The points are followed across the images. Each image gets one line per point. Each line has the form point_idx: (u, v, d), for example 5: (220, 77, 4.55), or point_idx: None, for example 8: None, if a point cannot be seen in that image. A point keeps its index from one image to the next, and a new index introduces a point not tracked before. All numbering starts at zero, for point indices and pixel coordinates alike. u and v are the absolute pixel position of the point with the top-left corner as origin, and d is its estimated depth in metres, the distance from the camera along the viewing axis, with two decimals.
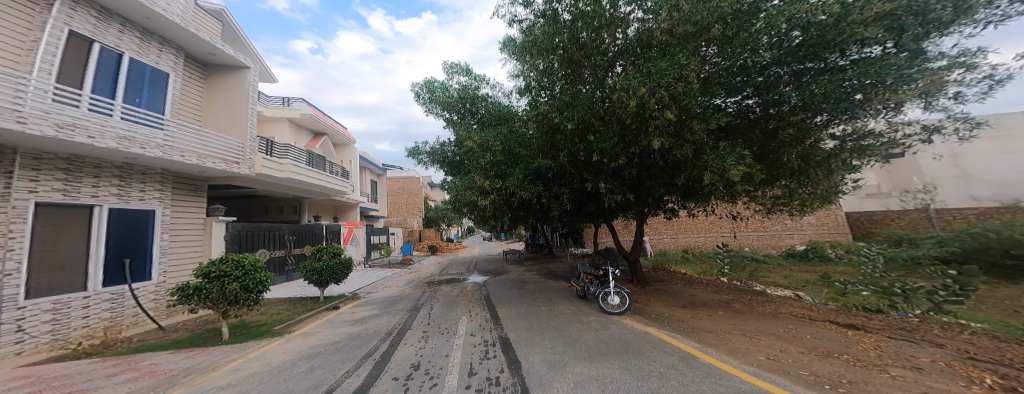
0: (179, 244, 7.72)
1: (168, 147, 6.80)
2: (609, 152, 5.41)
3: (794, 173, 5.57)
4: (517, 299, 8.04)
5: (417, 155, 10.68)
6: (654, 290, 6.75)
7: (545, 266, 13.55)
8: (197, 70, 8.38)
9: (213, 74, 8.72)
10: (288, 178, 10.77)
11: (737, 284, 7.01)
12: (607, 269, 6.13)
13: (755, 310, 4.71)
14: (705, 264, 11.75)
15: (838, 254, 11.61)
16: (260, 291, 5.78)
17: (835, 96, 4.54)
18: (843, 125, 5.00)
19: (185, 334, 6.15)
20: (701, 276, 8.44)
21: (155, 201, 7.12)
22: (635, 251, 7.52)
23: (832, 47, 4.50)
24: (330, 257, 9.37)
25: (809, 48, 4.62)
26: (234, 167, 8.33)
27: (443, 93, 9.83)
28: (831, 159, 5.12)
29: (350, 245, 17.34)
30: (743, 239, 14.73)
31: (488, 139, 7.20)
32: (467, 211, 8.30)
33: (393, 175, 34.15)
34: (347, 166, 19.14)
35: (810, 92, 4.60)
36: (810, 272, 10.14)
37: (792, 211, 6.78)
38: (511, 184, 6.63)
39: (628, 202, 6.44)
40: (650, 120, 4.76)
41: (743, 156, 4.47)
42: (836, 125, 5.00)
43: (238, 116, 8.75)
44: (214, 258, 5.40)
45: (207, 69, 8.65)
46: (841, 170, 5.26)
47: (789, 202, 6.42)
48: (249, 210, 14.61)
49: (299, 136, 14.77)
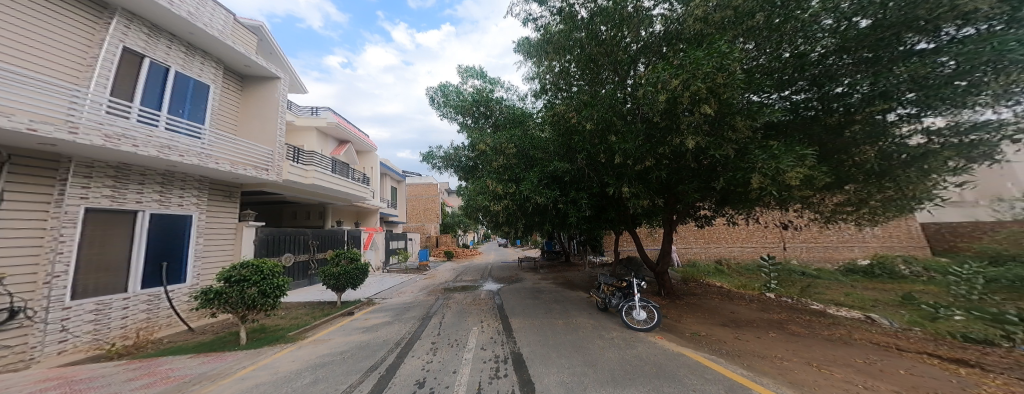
0: (213, 248, 8.00)
1: (205, 154, 7.04)
2: (632, 153, 4.81)
3: (869, 174, 4.64)
4: (533, 310, 7.51)
5: (431, 160, 10.62)
6: (688, 304, 5.98)
7: (563, 275, 12.92)
8: (234, 82, 8.85)
9: (249, 86, 9.19)
10: (312, 185, 11.09)
11: (786, 301, 6.06)
12: (631, 279, 5.49)
13: (818, 333, 3.88)
14: (744, 277, 10.57)
15: (912, 270, 9.97)
16: (278, 297, 5.74)
17: (931, 82, 3.76)
18: (945, 114, 4.10)
19: (209, 336, 6.24)
20: (741, 291, 7.49)
21: (193, 206, 7.42)
22: (660, 261, 6.82)
23: (916, 28, 3.71)
24: (348, 261, 9.45)
25: (886, 30, 3.84)
26: (264, 174, 8.63)
27: (457, 98, 9.75)
28: (929, 158, 4.12)
29: (370, 250, 17.67)
30: (787, 251, 13.24)
31: (500, 141, 6.91)
32: (480, 216, 8.00)
33: (414, 182, 34.86)
34: (369, 173, 19.76)
35: (891, 79, 3.84)
36: (875, 291, 8.73)
37: (860, 219, 5.77)
38: (525, 188, 6.24)
39: (654, 210, 5.76)
40: (681, 118, 4.19)
41: (801, 154, 3.79)
42: (927, 114, 4.16)
43: (270, 125, 9.15)
44: (236, 263, 5.42)
45: (242, 81, 9.14)
46: (941, 173, 4.23)
47: (855, 209, 5.45)
48: (278, 216, 15.35)
49: (326, 144, 15.38)
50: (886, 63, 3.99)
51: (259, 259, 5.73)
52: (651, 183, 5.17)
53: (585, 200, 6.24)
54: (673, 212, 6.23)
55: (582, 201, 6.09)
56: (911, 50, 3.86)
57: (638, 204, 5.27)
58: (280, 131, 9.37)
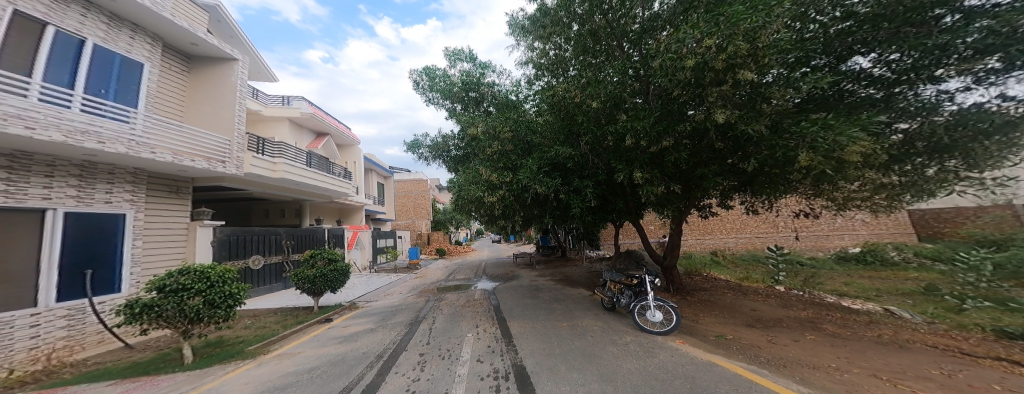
0: (155, 252, 6.98)
1: (135, 141, 6.03)
2: (644, 133, 4.35)
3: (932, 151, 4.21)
4: (533, 311, 6.89)
5: (417, 149, 9.78)
6: (700, 301, 5.51)
7: (559, 270, 12.42)
8: (178, 60, 7.81)
9: (196, 65, 8.15)
10: (282, 179, 10.25)
11: (802, 296, 5.71)
12: (644, 276, 5.00)
13: (860, 334, 3.44)
14: (742, 268, 10.35)
15: (903, 257, 10.05)
16: (232, 306, 4.91)
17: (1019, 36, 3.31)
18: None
19: (149, 355, 5.28)
20: (749, 284, 7.17)
21: (125, 204, 6.40)
22: (670, 255, 6.36)
23: None
24: (324, 263, 8.54)
25: None
26: (218, 166, 7.70)
27: (444, 81, 8.92)
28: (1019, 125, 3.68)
29: (355, 249, 16.70)
30: (779, 241, 13.25)
31: (495, 126, 6.31)
32: (473, 211, 7.31)
33: (401, 178, 33.57)
34: (351, 167, 18.56)
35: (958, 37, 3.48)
36: (874, 279, 8.62)
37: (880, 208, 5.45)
38: (524, 177, 5.61)
39: (669, 199, 5.23)
40: (707, 89, 3.73)
41: (860, 126, 3.40)
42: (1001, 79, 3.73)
43: (225, 111, 8.19)
44: (173, 269, 4.51)
45: (190, 62, 8.13)
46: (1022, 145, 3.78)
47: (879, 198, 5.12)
48: (248, 214, 14.32)
49: (300, 136, 14.26)
50: (944, 27, 3.61)
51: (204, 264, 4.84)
52: (662, 169, 4.64)
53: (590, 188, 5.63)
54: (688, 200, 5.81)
55: (586, 191, 5.46)
56: (969, 7, 3.56)
57: (649, 193, 4.72)
58: (238, 118, 8.44)
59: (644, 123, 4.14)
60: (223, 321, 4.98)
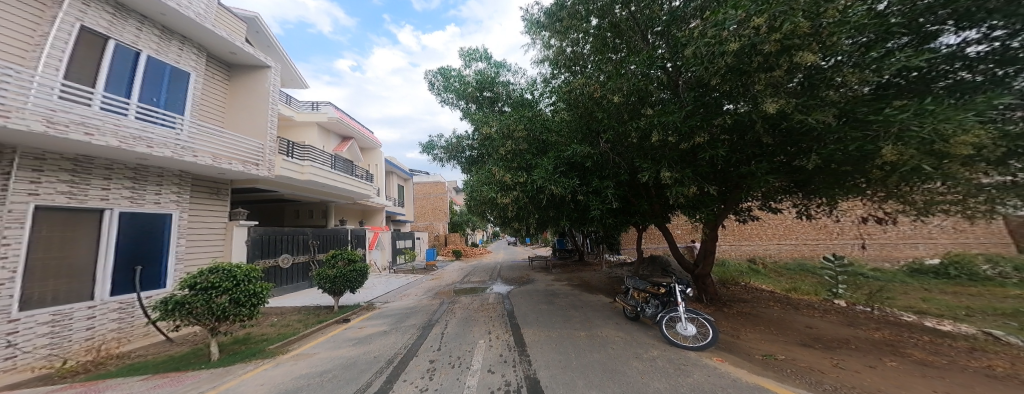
0: (196, 250, 7.37)
1: (180, 145, 6.38)
2: (674, 127, 3.85)
3: None
4: (550, 318, 6.46)
5: (431, 150, 9.75)
6: (741, 314, 4.83)
7: (578, 275, 11.86)
8: (219, 70, 8.32)
9: (235, 74, 8.68)
10: (308, 181, 10.75)
11: (867, 312, 4.86)
12: (674, 283, 4.43)
13: (958, 362, 2.73)
14: (787, 279, 9.26)
15: (999, 271, 8.46)
16: (257, 305, 4.91)
17: None
18: None
19: (186, 349, 5.49)
20: (796, 296, 6.31)
21: (172, 205, 6.79)
22: (703, 262, 5.70)
23: None
24: (345, 263, 8.67)
25: None
26: (253, 168, 8.09)
27: (458, 82, 8.80)
28: None
29: (376, 249, 17.12)
30: (834, 248, 11.77)
31: (508, 124, 6.04)
32: (487, 212, 7.05)
33: (422, 181, 34.31)
34: (374, 170, 19.16)
35: None
36: (958, 296, 7.30)
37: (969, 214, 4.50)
38: (539, 177, 5.25)
39: (703, 201, 4.64)
40: (755, 76, 3.21)
41: (973, 111, 2.70)
42: None
43: (260, 117, 8.62)
44: (203, 268, 4.58)
45: (230, 71, 8.66)
46: None
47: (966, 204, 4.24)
48: (281, 215, 15.11)
49: (327, 141, 14.88)
50: None
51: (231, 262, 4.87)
52: (695, 167, 4.08)
53: (613, 189, 5.12)
54: (726, 204, 5.16)
55: (608, 194, 4.97)
56: None
57: (679, 195, 4.16)
58: (272, 123, 8.86)
59: (676, 116, 3.65)
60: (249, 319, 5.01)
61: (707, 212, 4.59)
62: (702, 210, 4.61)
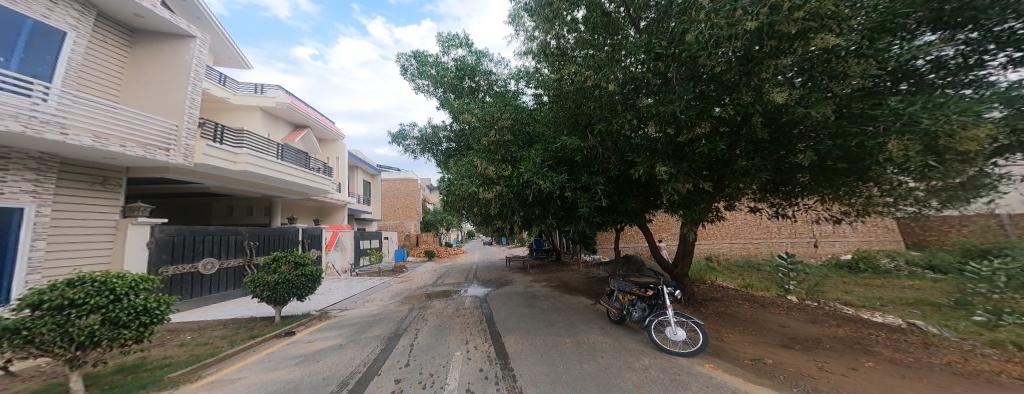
0: (62, 256, 6.10)
1: (39, 119, 5.22)
2: (670, 119, 4.13)
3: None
4: (532, 323, 6.20)
5: (402, 140, 8.89)
6: (722, 316, 4.98)
7: (555, 275, 11.85)
8: (117, 34, 7.08)
9: (140, 42, 7.43)
10: (243, 173, 9.35)
11: (821, 308, 5.31)
12: (663, 287, 4.46)
13: (925, 360, 2.93)
14: (739, 275, 10.14)
15: (896, 265, 10.03)
16: (146, 325, 4.06)
17: None
18: None
19: (30, 387, 4.07)
20: (757, 293, 6.83)
21: (26, 197, 5.57)
22: (683, 261, 5.99)
23: None
24: (290, 268, 7.61)
25: None
26: (159, 153, 6.90)
27: (435, 68, 8.12)
28: None
29: (335, 250, 15.72)
30: (774, 247, 13.27)
31: (492, 112, 5.93)
32: (467, 212, 6.64)
33: (388, 177, 32.21)
34: (333, 163, 17.57)
35: None
36: (871, 287, 8.47)
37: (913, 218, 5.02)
38: (526, 170, 5.01)
39: (697, 200, 4.69)
40: (764, 63, 3.42)
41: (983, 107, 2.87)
42: None
43: (175, 93, 7.43)
44: (58, 281, 3.57)
45: (133, 38, 7.40)
46: None
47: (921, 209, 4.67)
48: (209, 211, 13.04)
49: (274, 128, 13.42)
50: None
51: (106, 274, 3.94)
52: (690, 163, 4.21)
53: (604, 185, 5.05)
54: (717, 197, 5.38)
55: (598, 189, 4.91)
56: None
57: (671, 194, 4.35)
58: (192, 101, 7.66)
59: (677, 107, 3.79)
60: (134, 343, 4.11)
61: (700, 211, 4.66)
62: (686, 213, 4.74)
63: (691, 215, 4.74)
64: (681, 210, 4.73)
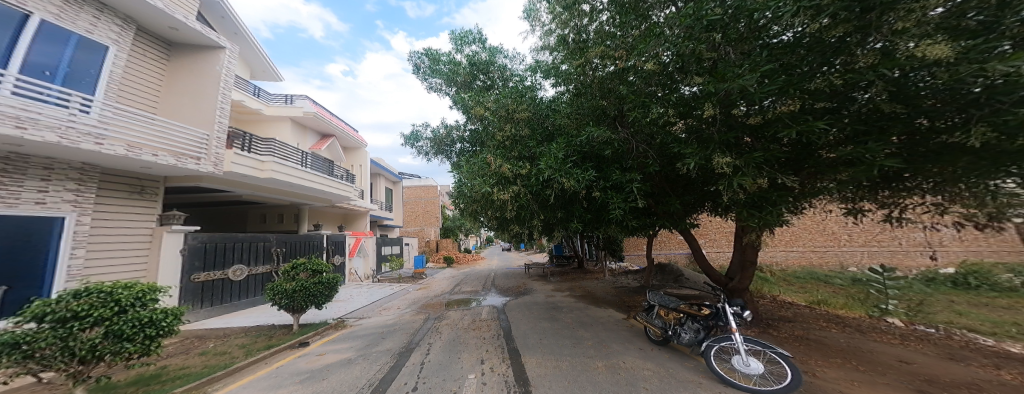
0: (100, 265, 6.15)
1: (77, 129, 5.24)
2: (732, 100, 3.21)
3: None
4: (556, 340, 5.34)
5: (415, 141, 8.56)
6: (801, 341, 3.88)
7: (580, 285, 10.91)
8: (155, 49, 7.39)
9: (176, 55, 7.74)
10: (269, 180, 9.50)
11: (937, 335, 4.06)
12: (724, 304, 3.47)
13: None
14: (801, 288, 8.63)
15: (1018, 281, 8.04)
16: (154, 337, 3.61)
17: None
18: None
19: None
20: (835, 312, 5.57)
21: (66, 206, 5.65)
22: (742, 276, 4.71)
23: None
24: (307, 276, 7.40)
25: None
26: (190, 162, 6.96)
27: (448, 65, 7.73)
28: None
29: (357, 257, 15.81)
30: (843, 256, 11.33)
31: (506, 104, 5.34)
32: (484, 217, 5.99)
33: (412, 185, 32.73)
34: (358, 171, 17.95)
35: None
36: (988, 308, 6.73)
37: None
38: (547, 166, 4.31)
39: (766, 193, 3.40)
40: (886, 13, 2.52)
41: None
42: None
43: (207, 104, 7.65)
44: (63, 291, 3.15)
45: (171, 52, 7.72)
46: None
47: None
48: (244, 219, 13.54)
49: (303, 139, 13.87)
50: None
51: (114, 282, 3.50)
52: (762, 153, 3.08)
53: (641, 183, 4.12)
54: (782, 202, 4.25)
55: (632, 189, 3.96)
56: None
57: (730, 194, 3.29)
58: (222, 111, 7.85)
59: (749, 79, 2.85)
60: (140, 356, 3.66)
61: (776, 213, 3.38)
62: (744, 213, 3.57)
63: (752, 219, 3.52)
64: (745, 211, 3.52)
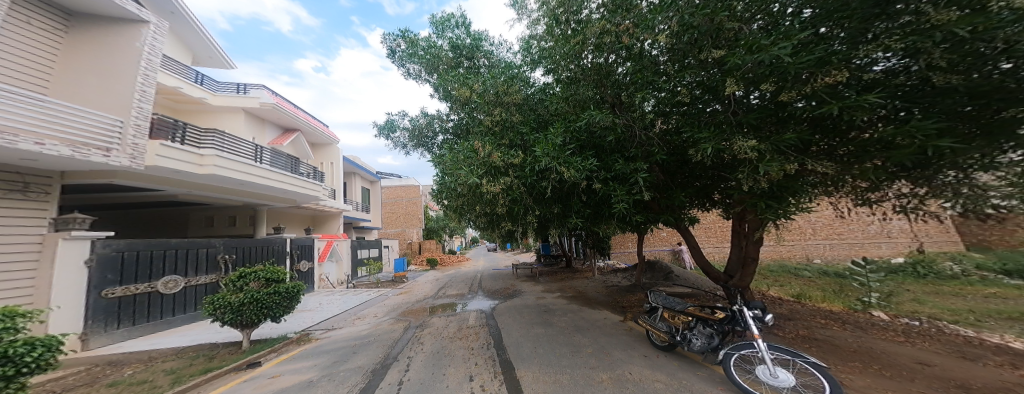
0: None
1: None
2: (759, 76, 3.00)
3: None
4: (552, 349, 4.91)
5: (390, 130, 7.70)
6: (809, 341, 3.75)
7: (569, 285, 10.60)
8: (46, 19, 6.16)
9: (78, 28, 6.52)
10: (212, 176, 8.24)
11: (936, 330, 4.07)
12: (739, 307, 3.15)
13: None
14: (783, 282, 8.86)
15: (964, 270, 8.62)
16: (9, 377, 2.88)
17: None
18: None
19: None
20: (828, 307, 5.60)
21: None
22: (742, 274, 4.55)
23: None
24: (258, 285, 6.41)
25: None
26: (92, 153, 5.81)
27: (428, 49, 7.02)
28: None
29: (328, 261, 14.48)
30: (808, 249, 11.99)
31: (496, 87, 4.81)
32: (473, 215, 5.46)
33: (388, 185, 31.06)
34: (325, 169, 16.52)
35: None
36: (948, 296, 7.16)
37: None
38: (544, 154, 3.83)
39: (785, 182, 3.16)
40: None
41: None
42: None
43: (122, 84, 6.44)
44: None
45: (70, 24, 6.50)
46: None
47: None
48: (186, 223, 11.87)
49: (259, 131, 12.42)
50: None
51: None
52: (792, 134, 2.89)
53: (647, 173, 3.77)
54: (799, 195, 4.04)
55: (639, 179, 3.60)
56: None
57: (751, 183, 3.02)
58: (145, 95, 6.61)
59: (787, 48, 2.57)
60: None
61: (792, 205, 3.25)
62: (762, 204, 3.30)
63: (771, 211, 3.28)
64: (763, 202, 3.25)
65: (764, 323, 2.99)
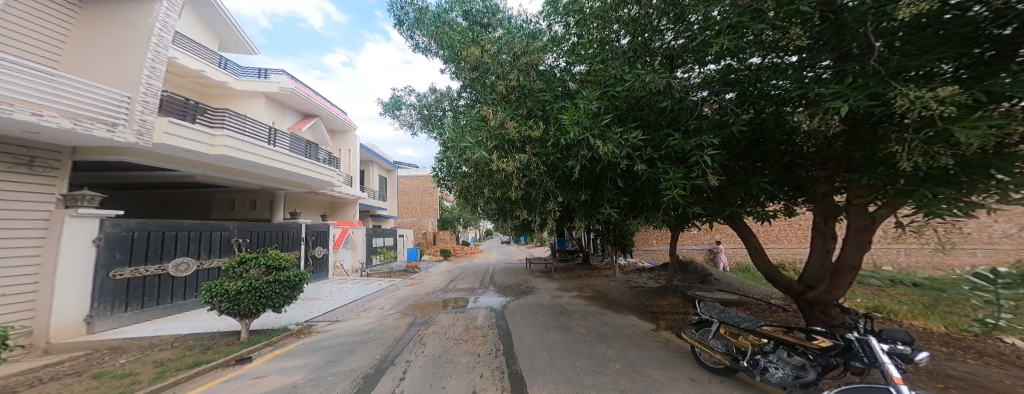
0: None
1: None
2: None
3: None
4: (573, 361, 4.02)
5: (397, 109, 7.04)
6: (957, 386, 2.62)
7: (589, 283, 9.69)
8: None
9: None
10: (221, 157, 7.88)
11: None
12: (859, 335, 2.14)
13: None
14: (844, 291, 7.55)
15: None
16: None
17: None
18: None
19: None
20: (927, 329, 4.39)
21: None
22: (829, 286, 3.50)
23: None
24: (259, 273, 5.98)
25: None
26: (95, 128, 5.35)
27: (435, 17, 6.21)
28: None
29: (343, 248, 14.37)
30: (879, 254, 10.57)
31: (510, 47, 3.98)
32: (481, 201, 4.65)
33: (407, 175, 31.02)
34: (343, 156, 16.33)
35: None
36: None
37: None
38: (572, 122, 2.97)
39: (975, 163, 2.03)
40: None
41: None
42: None
43: (132, 58, 5.95)
44: None
45: None
46: None
47: None
48: (207, 205, 11.97)
49: (279, 116, 12.18)
50: None
51: None
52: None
53: (714, 150, 2.79)
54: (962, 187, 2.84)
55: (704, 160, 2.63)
56: None
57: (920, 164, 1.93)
58: (155, 71, 6.10)
59: None
60: None
61: (954, 199, 2.15)
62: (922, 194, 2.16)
63: (929, 204, 2.18)
64: (927, 190, 2.13)
65: (908, 364, 1.97)
